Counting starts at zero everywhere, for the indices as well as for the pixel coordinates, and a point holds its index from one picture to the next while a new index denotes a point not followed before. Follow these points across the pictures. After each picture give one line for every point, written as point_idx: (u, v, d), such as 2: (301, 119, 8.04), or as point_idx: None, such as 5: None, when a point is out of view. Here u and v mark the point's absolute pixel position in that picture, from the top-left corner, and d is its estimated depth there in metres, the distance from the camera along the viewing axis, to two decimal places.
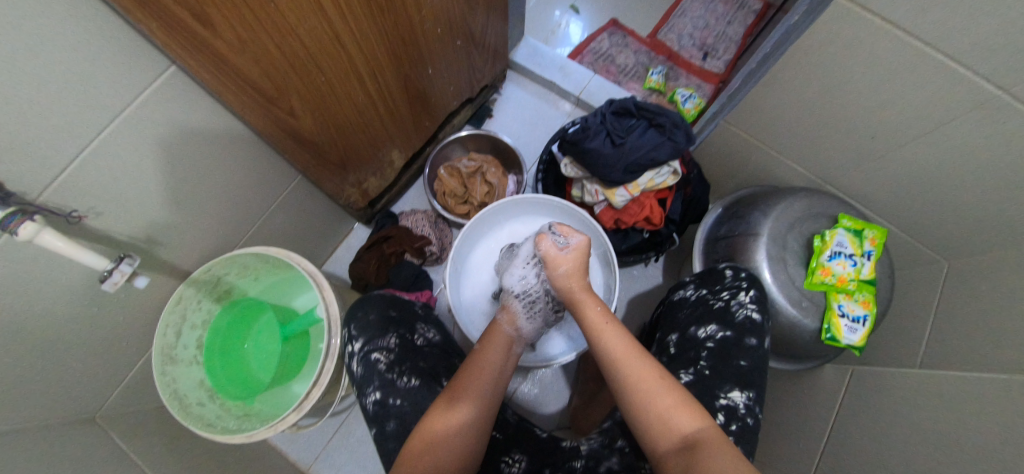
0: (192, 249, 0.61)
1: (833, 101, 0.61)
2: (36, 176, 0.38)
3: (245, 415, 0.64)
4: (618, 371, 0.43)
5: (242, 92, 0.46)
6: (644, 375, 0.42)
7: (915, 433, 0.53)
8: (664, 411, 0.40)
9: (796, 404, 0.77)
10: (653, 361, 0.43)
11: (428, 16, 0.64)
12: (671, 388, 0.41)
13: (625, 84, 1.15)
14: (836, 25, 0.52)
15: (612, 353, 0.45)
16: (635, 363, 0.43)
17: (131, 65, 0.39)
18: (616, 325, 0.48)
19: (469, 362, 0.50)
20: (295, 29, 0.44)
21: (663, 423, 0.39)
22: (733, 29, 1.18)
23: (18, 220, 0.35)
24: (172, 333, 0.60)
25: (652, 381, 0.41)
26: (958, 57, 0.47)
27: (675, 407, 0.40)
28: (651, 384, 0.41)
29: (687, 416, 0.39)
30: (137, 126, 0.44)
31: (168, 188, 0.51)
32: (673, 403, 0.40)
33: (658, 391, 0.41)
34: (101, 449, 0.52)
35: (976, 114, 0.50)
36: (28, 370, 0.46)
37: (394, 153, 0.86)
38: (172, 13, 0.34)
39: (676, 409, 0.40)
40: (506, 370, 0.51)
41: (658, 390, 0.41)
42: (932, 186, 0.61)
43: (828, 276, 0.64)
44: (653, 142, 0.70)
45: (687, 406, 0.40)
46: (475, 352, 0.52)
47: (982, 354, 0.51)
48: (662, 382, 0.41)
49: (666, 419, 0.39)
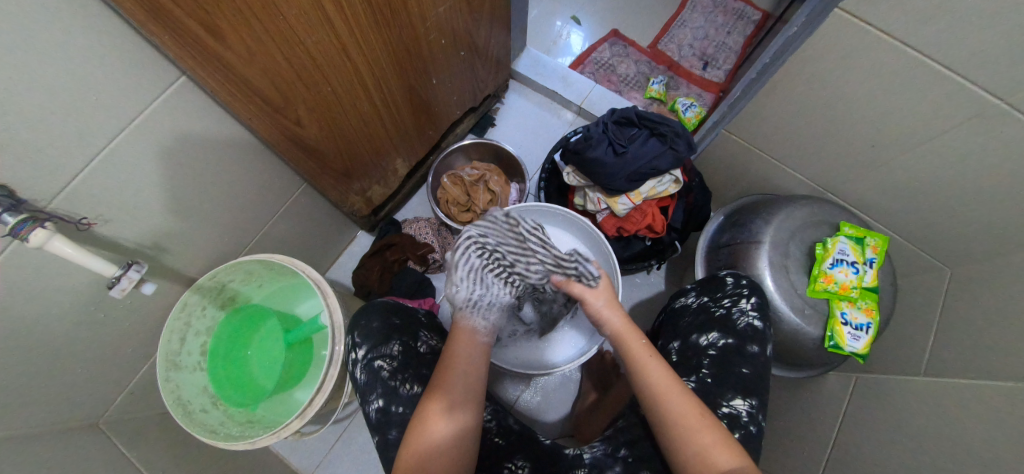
0: (198, 256, 0.62)
1: (833, 110, 0.62)
2: (48, 183, 0.39)
3: (248, 423, 0.63)
4: (661, 404, 0.44)
5: (250, 103, 0.47)
6: (688, 412, 0.43)
7: (920, 442, 0.52)
8: (703, 448, 0.41)
9: (799, 412, 0.76)
10: (696, 398, 0.45)
11: (433, 27, 0.66)
12: (714, 427, 0.43)
13: (626, 93, 1.16)
14: (835, 36, 0.53)
15: (656, 384, 0.46)
16: (679, 399, 0.44)
17: (142, 76, 0.40)
18: (657, 355, 0.49)
19: (444, 363, 0.50)
20: (303, 41, 0.45)
21: (701, 460, 0.41)
22: (732, 39, 1.19)
23: (29, 228, 0.36)
24: (177, 340, 0.60)
25: (695, 418, 0.43)
26: (954, 65, 0.47)
27: (716, 445, 0.41)
28: (694, 420, 0.43)
29: (727, 454, 0.41)
30: (147, 133, 0.44)
31: (176, 195, 0.52)
32: (714, 441, 0.42)
33: (700, 429, 0.42)
34: (104, 455, 0.52)
35: (975, 123, 0.51)
36: (33, 376, 0.46)
37: (398, 162, 0.87)
38: (183, 24, 0.35)
39: (715, 448, 0.41)
40: (476, 360, 0.52)
41: (700, 428, 0.42)
42: (932, 194, 0.61)
43: (831, 283, 0.64)
44: (655, 151, 0.70)
45: (726, 444, 0.41)
46: (446, 356, 0.51)
47: (986, 362, 0.51)
48: (704, 420, 0.43)
49: (705, 457, 0.41)
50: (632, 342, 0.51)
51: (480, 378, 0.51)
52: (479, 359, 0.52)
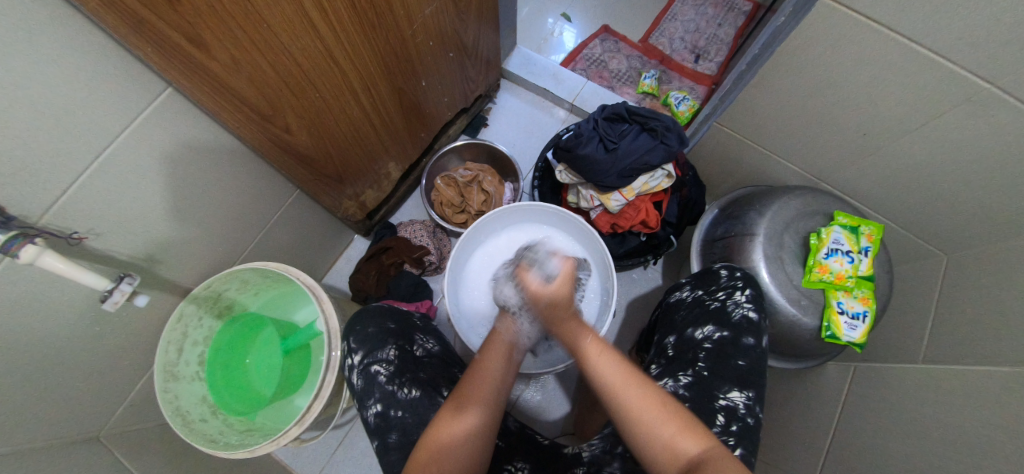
0: (192, 267, 0.62)
1: (823, 99, 0.61)
2: (38, 199, 0.39)
3: (247, 431, 0.64)
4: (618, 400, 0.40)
5: (237, 111, 0.47)
6: (645, 404, 0.40)
7: (919, 429, 0.52)
8: (669, 439, 0.38)
9: (799, 403, 0.76)
10: (655, 388, 0.41)
11: (420, 29, 0.66)
12: (676, 415, 0.39)
13: (618, 88, 1.16)
14: (822, 24, 0.52)
15: (610, 379, 0.42)
16: (635, 391, 0.41)
17: (127, 89, 0.40)
18: (611, 349, 0.44)
19: (471, 371, 0.49)
20: (287, 48, 0.45)
21: (667, 452, 0.38)
22: (723, 31, 1.19)
23: (19, 244, 0.36)
24: (174, 350, 0.61)
25: (654, 409, 0.39)
26: (943, 51, 0.47)
27: (679, 434, 0.38)
28: (653, 411, 0.39)
29: (691, 441, 0.38)
30: (135, 146, 0.44)
31: (167, 207, 0.52)
32: (676, 431, 0.38)
33: (660, 421, 0.39)
34: (105, 469, 0.52)
35: (965, 108, 0.51)
36: (32, 391, 0.46)
37: (391, 165, 0.87)
38: (163, 34, 0.34)
39: (680, 436, 0.38)
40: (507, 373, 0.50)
41: (660, 419, 0.39)
42: (925, 180, 0.61)
43: (826, 273, 0.64)
44: (646, 146, 0.70)
45: (691, 431, 0.38)
46: (476, 360, 0.50)
47: (983, 347, 0.50)
48: (665, 410, 0.39)
49: (671, 448, 0.38)
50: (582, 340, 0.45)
51: (507, 385, 0.50)
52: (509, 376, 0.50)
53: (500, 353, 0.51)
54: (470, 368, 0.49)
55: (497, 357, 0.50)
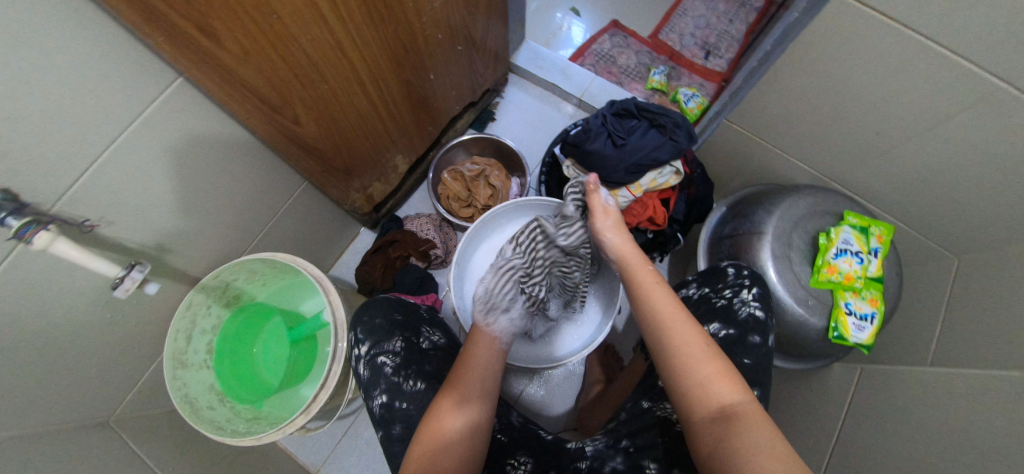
0: (201, 257, 0.62)
1: (837, 97, 0.60)
2: (51, 187, 0.39)
3: (255, 419, 0.65)
4: (665, 330, 0.43)
5: (246, 102, 0.47)
6: (691, 340, 0.42)
7: (925, 432, 0.52)
8: (703, 378, 0.39)
9: (804, 404, 0.76)
10: (701, 331, 0.43)
11: (429, 21, 0.65)
12: (716, 357, 0.41)
13: (627, 84, 1.15)
14: (836, 22, 0.52)
15: (661, 312, 0.45)
16: (682, 327, 0.43)
17: (139, 79, 0.41)
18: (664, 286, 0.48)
19: (460, 362, 0.52)
20: (297, 38, 0.45)
21: (700, 391, 0.39)
22: (735, 27, 1.17)
23: (33, 230, 0.36)
24: (183, 338, 0.61)
25: (697, 346, 0.41)
26: (961, 50, 0.46)
27: (716, 376, 0.39)
28: (697, 348, 0.41)
29: (727, 388, 0.38)
30: (146, 136, 0.45)
31: (177, 197, 0.53)
32: (713, 373, 0.39)
33: (701, 359, 0.40)
34: (115, 454, 0.53)
35: (982, 108, 0.50)
36: (44, 376, 0.47)
37: (398, 158, 0.87)
38: (174, 23, 0.34)
39: (716, 380, 0.39)
40: (497, 359, 0.53)
41: (702, 358, 0.40)
42: (937, 182, 0.60)
43: (834, 273, 0.64)
44: (655, 143, 0.70)
45: (729, 379, 0.39)
46: (467, 345, 0.54)
47: (993, 352, 0.50)
48: (707, 350, 0.41)
49: (705, 387, 0.39)
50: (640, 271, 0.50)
51: (496, 375, 0.51)
52: (496, 363, 0.53)
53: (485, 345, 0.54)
54: (464, 353, 0.52)
55: (489, 343, 0.54)
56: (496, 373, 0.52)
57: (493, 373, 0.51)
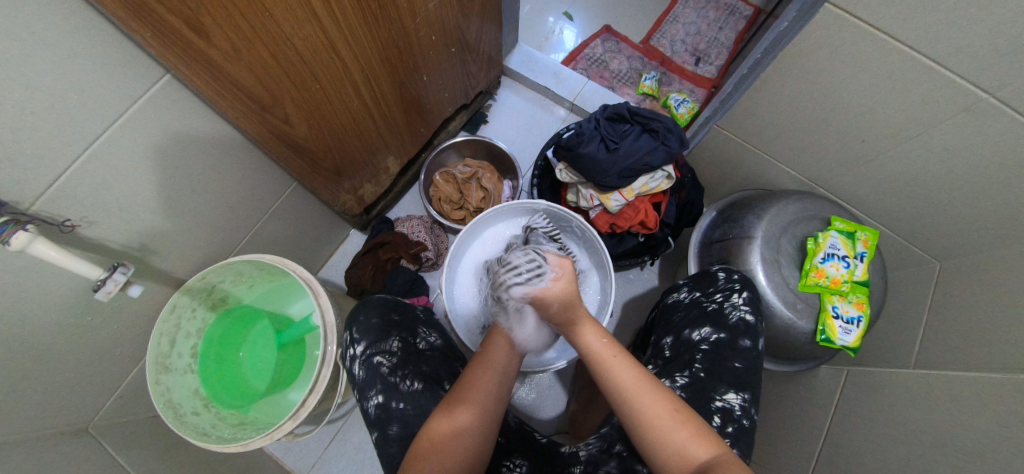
0: (186, 258, 0.61)
1: (824, 105, 0.62)
2: (30, 186, 0.38)
3: (241, 424, 0.63)
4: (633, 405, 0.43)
5: (238, 101, 0.47)
6: (659, 409, 0.42)
7: (909, 434, 0.53)
8: (680, 445, 0.40)
9: (793, 405, 0.77)
10: (667, 394, 0.44)
11: (423, 23, 0.65)
12: (687, 419, 0.42)
13: (619, 89, 1.16)
14: (824, 30, 0.53)
15: (625, 384, 0.45)
16: (648, 396, 0.44)
17: (125, 75, 0.40)
18: (624, 355, 0.48)
19: (470, 369, 0.52)
20: (289, 37, 0.45)
21: (677, 455, 0.40)
22: (724, 34, 1.19)
23: (11, 231, 0.35)
24: (167, 341, 0.59)
25: (666, 413, 0.42)
26: (944, 61, 0.47)
27: (690, 440, 0.40)
28: (667, 417, 0.42)
29: (702, 448, 0.40)
30: (130, 134, 0.43)
31: (162, 196, 0.51)
32: (689, 436, 0.41)
33: (673, 425, 0.41)
34: (94, 462, 0.51)
35: (964, 117, 0.51)
36: (19, 381, 0.45)
37: (390, 159, 0.86)
38: (163, 19, 0.34)
39: (692, 441, 0.40)
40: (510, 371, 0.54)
41: (673, 425, 0.41)
42: (919, 189, 0.62)
43: (822, 277, 0.65)
44: (647, 147, 0.70)
45: (702, 438, 0.41)
46: (482, 352, 0.54)
47: (975, 354, 0.51)
48: (678, 415, 0.42)
49: (682, 452, 0.40)
50: (594, 344, 0.50)
51: (507, 387, 0.52)
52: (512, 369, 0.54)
53: (500, 346, 0.55)
54: (474, 362, 0.53)
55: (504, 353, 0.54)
56: (506, 386, 0.52)
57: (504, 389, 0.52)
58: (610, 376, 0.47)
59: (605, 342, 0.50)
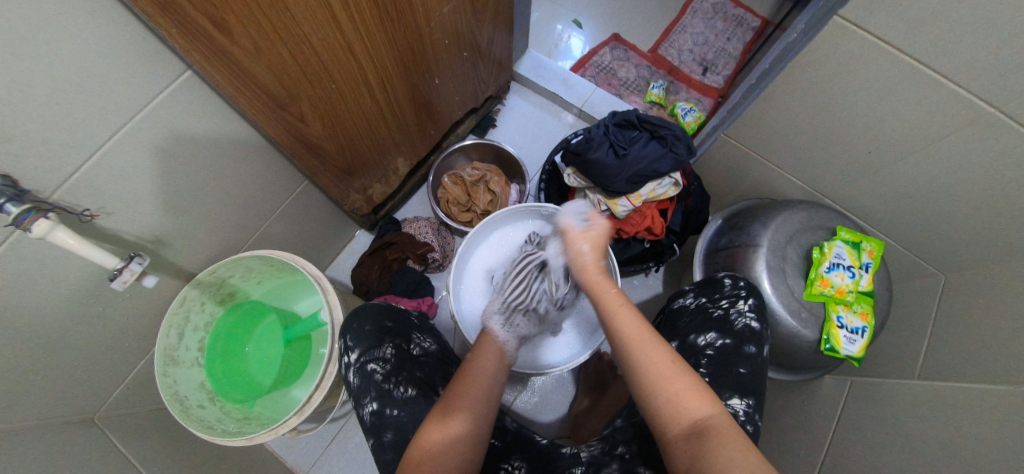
0: (198, 251, 0.62)
1: (832, 116, 0.62)
2: (52, 174, 0.39)
3: (245, 419, 0.64)
4: (632, 350, 0.43)
5: (257, 99, 0.48)
6: (656, 359, 0.43)
7: (914, 444, 0.53)
8: (676, 396, 0.40)
9: (796, 414, 0.77)
10: (666, 346, 0.44)
11: (436, 27, 0.66)
12: (684, 376, 0.42)
13: (626, 97, 1.17)
14: (833, 42, 0.53)
15: (626, 331, 0.46)
16: (649, 347, 0.44)
17: (147, 70, 0.41)
18: (630, 305, 0.48)
19: (462, 371, 0.52)
20: (309, 37, 0.46)
21: (671, 407, 0.40)
22: (732, 45, 1.21)
23: (32, 217, 0.35)
24: (175, 334, 0.60)
25: (663, 365, 0.42)
26: (951, 74, 0.48)
27: (687, 393, 0.40)
28: (665, 368, 0.42)
29: (700, 403, 0.40)
30: (151, 126, 0.44)
31: (177, 189, 0.52)
32: (685, 390, 0.41)
33: (670, 377, 0.41)
34: (99, 452, 0.51)
35: (971, 130, 0.52)
36: (31, 367, 0.46)
37: (399, 160, 0.87)
38: (190, 17, 0.34)
39: (688, 395, 0.40)
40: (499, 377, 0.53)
41: (669, 376, 0.41)
42: (923, 201, 0.63)
43: (827, 287, 0.65)
44: (655, 154, 0.71)
45: (698, 392, 0.41)
46: (466, 363, 0.53)
47: (979, 366, 0.51)
48: (675, 369, 0.42)
49: (677, 406, 0.40)
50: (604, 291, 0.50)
51: (499, 387, 0.52)
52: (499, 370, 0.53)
53: (493, 352, 0.54)
54: (466, 362, 0.53)
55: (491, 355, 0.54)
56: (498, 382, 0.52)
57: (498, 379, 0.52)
58: (614, 320, 0.47)
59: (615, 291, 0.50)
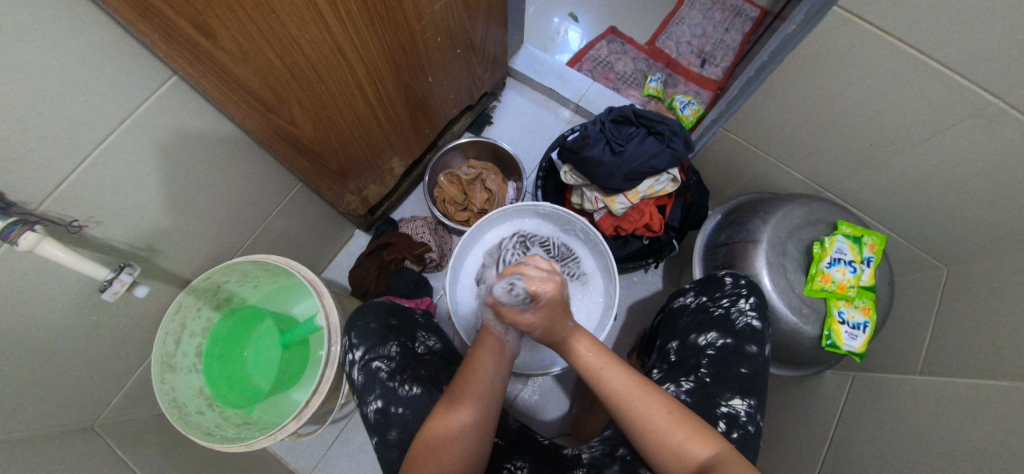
0: (192, 258, 0.61)
1: (832, 109, 0.61)
2: (38, 186, 0.38)
3: (245, 424, 0.63)
4: (623, 414, 0.44)
5: (244, 103, 0.47)
6: (652, 411, 0.43)
7: (916, 440, 0.53)
8: (679, 445, 0.41)
9: (798, 409, 0.77)
10: (660, 396, 0.44)
11: (428, 25, 0.65)
12: (682, 420, 0.42)
13: (624, 91, 1.15)
14: (833, 33, 0.52)
15: (619, 386, 0.45)
16: (642, 399, 0.44)
17: (131, 77, 0.40)
18: (613, 360, 0.48)
19: (461, 373, 0.51)
20: (296, 39, 0.45)
21: (676, 454, 0.41)
22: (730, 36, 1.19)
23: (18, 231, 0.35)
24: (172, 341, 0.60)
25: (662, 417, 0.42)
26: (954, 65, 0.47)
27: (688, 440, 0.41)
28: (662, 420, 0.42)
29: (702, 446, 0.40)
30: (138, 134, 0.44)
31: (167, 197, 0.52)
32: (686, 436, 0.41)
33: (669, 426, 0.42)
34: (100, 461, 0.51)
35: (974, 121, 0.51)
36: (28, 379, 0.46)
37: (395, 160, 0.86)
38: (171, 21, 0.34)
39: (688, 442, 0.41)
40: (500, 375, 0.52)
41: (668, 426, 0.42)
42: (925, 194, 0.62)
43: (828, 282, 0.64)
44: (652, 150, 0.70)
45: (699, 436, 0.41)
46: (466, 362, 0.52)
47: (982, 361, 0.51)
48: (672, 417, 0.42)
49: (681, 452, 0.41)
50: (583, 356, 0.49)
51: (501, 388, 0.51)
52: (501, 373, 0.53)
53: (490, 350, 0.54)
54: (466, 363, 0.52)
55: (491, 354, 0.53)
56: (499, 382, 0.52)
57: (500, 377, 0.52)
58: (601, 382, 0.47)
59: (591, 356, 0.48)
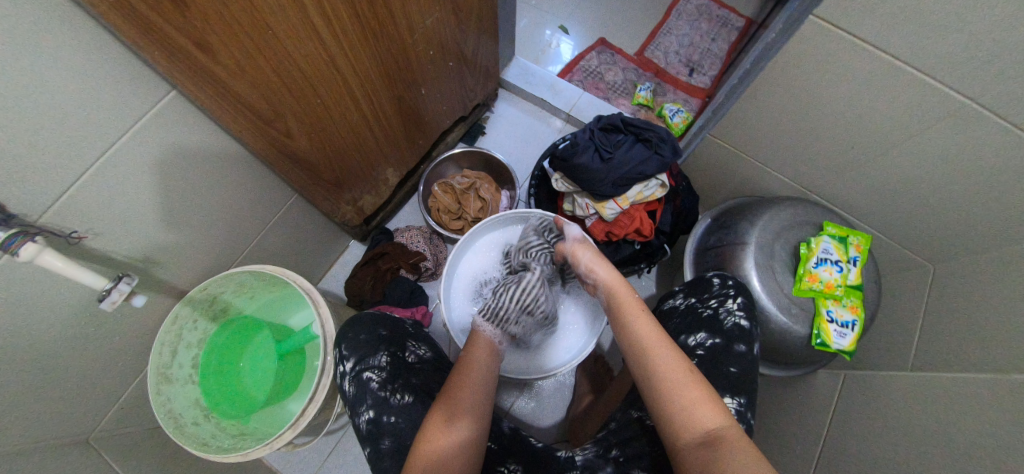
0: (190, 269, 0.62)
1: (813, 112, 0.63)
2: (38, 197, 0.39)
3: (240, 436, 0.64)
4: (648, 358, 0.45)
5: (240, 116, 0.48)
6: (673, 365, 0.44)
7: (907, 436, 0.53)
8: (689, 403, 0.41)
9: (791, 410, 0.77)
10: (681, 355, 0.45)
11: (421, 38, 0.67)
12: (698, 383, 0.43)
13: (614, 100, 1.18)
14: (812, 41, 0.54)
15: (645, 340, 0.47)
16: (665, 355, 0.45)
17: (129, 91, 0.41)
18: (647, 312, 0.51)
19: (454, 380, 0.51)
20: (292, 53, 0.46)
21: (686, 414, 0.41)
22: (717, 46, 1.22)
23: (19, 242, 0.36)
24: (168, 352, 0.60)
25: (682, 374, 0.43)
26: (926, 68, 0.49)
27: (699, 402, 0.41)
28: (680, 375, 0.43)
29: (711, 413, 0.41)
30: (137, 148, 0.45)
31: (165, 208, 0.53)
32: (699, 398, 0.42)
33: (685, 384, 0.42)
34: (94, 472, 0.51)
35: (950, 122, 0.52)
36: (24, 389, 0.46)
37: (389, 171, 0.88)
38: (170, 37, 0.35)
39: (699, 404, 0.41)
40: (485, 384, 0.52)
41: (686, 383, 0.43)
42: (907, 195, 0.64)
43: (815, 282, 0.65)
44: (641, 157, 0.72)
45: (710, 403, 0.41)
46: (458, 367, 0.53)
47: (970, 357, 0.51)
48: (690, 377, 0.43)
49: (689, 413, 0.41)
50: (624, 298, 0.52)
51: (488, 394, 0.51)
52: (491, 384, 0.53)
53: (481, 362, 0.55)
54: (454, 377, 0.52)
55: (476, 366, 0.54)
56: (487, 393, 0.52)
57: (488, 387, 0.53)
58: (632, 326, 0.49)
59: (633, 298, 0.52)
